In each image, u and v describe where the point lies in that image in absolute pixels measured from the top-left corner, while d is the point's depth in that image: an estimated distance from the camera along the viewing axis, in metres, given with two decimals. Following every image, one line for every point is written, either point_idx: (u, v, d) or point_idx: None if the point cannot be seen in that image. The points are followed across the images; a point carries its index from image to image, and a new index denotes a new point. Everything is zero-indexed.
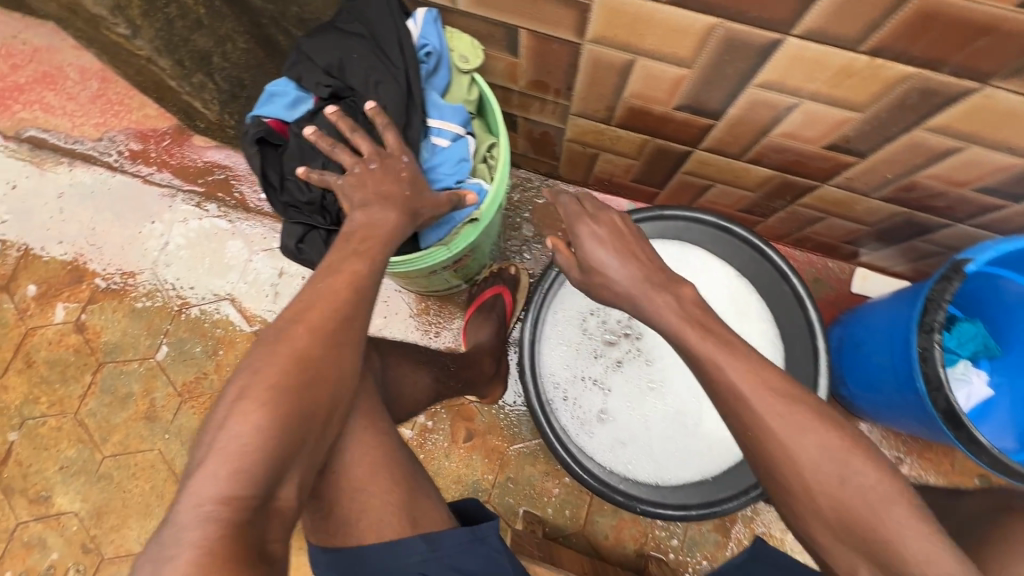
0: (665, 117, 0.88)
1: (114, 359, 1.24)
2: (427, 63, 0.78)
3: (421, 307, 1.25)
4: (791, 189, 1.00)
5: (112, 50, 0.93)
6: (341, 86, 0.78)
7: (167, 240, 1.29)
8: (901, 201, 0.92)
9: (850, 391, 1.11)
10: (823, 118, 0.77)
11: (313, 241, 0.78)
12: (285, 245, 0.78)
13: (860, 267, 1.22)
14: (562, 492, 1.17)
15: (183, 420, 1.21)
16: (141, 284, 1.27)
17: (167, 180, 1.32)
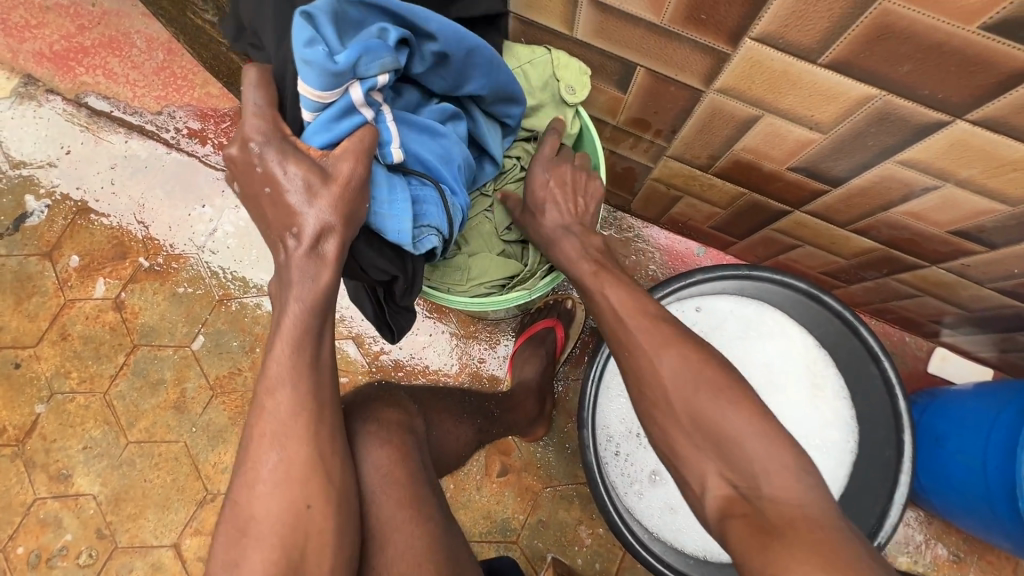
0: (774, 175, 0.81)
1: (149, 342, 1.20)
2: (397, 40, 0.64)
3: (467, 332, 1.20)
4: (891, 264, 0.92)
5: (195, 33, 0.87)
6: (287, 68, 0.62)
7: (217, 226, 1.25)
8: (1019, 296, 0.84)
9: (919, 483, 1.03)
10: (963, 204, 0.69)
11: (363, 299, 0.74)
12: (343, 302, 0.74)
13: (940, 346, 1.14)
14: (594, 542, 1.12)
15: (211, 415, 1.17)
16: (184, 268, 1.23)
17: (223, 163, 1.27)
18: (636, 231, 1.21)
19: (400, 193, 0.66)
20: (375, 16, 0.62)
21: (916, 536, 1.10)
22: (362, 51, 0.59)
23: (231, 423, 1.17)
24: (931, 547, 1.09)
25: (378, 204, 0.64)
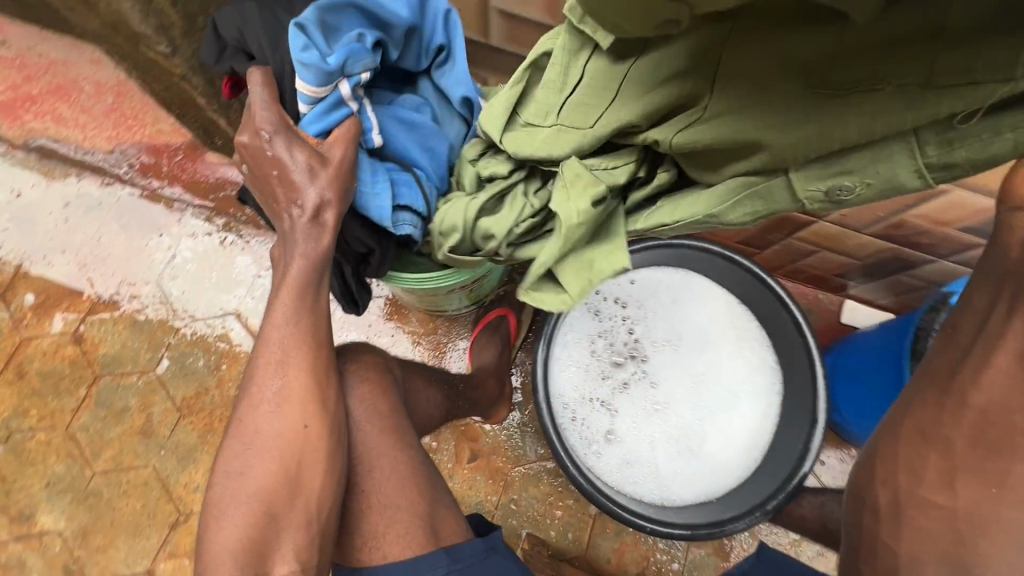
0: None
1: (111, 372, 1.21)
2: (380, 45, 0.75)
3: (429, 327, 1.27)
4: (788, 224, 1.06)
5: (149, 67, 0.95)
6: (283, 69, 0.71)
7: (175, 253, 1.29)
8: (890, 238, 0.99)
9: (843, 418, 1.16)
10: None
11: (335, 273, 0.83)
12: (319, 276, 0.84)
13: (848, 299, 1.29)
14: (565, 513, 1.18)
15: (180, 436, 1.18)
16: (144, 296, 1.26)
17: (178, 194, 1.32)
18: None
19: (381, 176, 0.76)
20: (352, 20, 0.71)
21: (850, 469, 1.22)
22: (350, 54, 0.69)
23: (200, 442, 1.18)
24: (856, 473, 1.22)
25: (363, 185, 0.74)
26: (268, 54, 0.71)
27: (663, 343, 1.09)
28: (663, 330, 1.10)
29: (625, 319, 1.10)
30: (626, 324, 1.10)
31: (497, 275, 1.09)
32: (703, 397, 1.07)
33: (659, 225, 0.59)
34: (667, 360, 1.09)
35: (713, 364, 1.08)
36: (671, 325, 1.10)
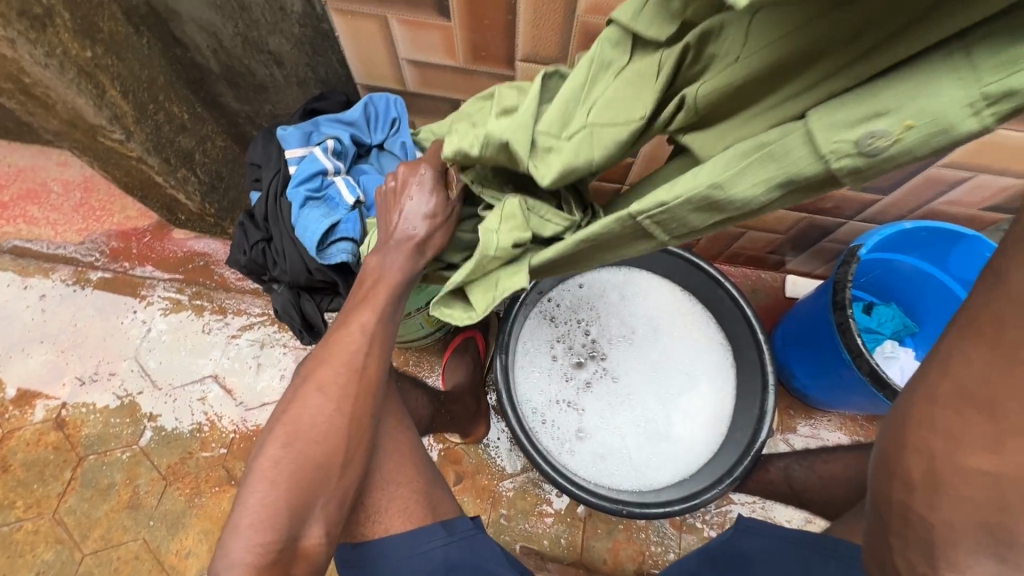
0: None
1: (95, 451, 1.24)
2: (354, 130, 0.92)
3: (402, 359, 1.32)
4: None
5: (109, 155, 1.04)
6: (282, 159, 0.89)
7: (151, 328, 1.35)
8: (800, 208, 1.09)
9: (801, 383, 1.22)
10: None
11: (285, 299, 0.86)
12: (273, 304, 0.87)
13: (788, 274, 1.38)
14: (556, 519, 1.19)
15: (168, 503, 1.20)
16: (122, 372, 1.31)
17: (149, 272, 1.40)
18: None
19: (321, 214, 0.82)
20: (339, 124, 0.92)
21: (821, 432, 1.27)
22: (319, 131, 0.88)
23: (189, 506, 1.20)
24: (826, 434, 1.27)
25: (307, 217, 0.81)
26: (272, 151, 0.90)
27: (618, 338, 1.16)
28: (616, 326, 1.16)
29: (580, 322, 1.16)
30: (580, 326, 1.16)
31: None
32: (663, 381, 1.13)
33: (658, 205, 0.45)
34: (625, 354, 1.15)
35: (667, 350, 1.15)
36: (623, 321, 1.17)
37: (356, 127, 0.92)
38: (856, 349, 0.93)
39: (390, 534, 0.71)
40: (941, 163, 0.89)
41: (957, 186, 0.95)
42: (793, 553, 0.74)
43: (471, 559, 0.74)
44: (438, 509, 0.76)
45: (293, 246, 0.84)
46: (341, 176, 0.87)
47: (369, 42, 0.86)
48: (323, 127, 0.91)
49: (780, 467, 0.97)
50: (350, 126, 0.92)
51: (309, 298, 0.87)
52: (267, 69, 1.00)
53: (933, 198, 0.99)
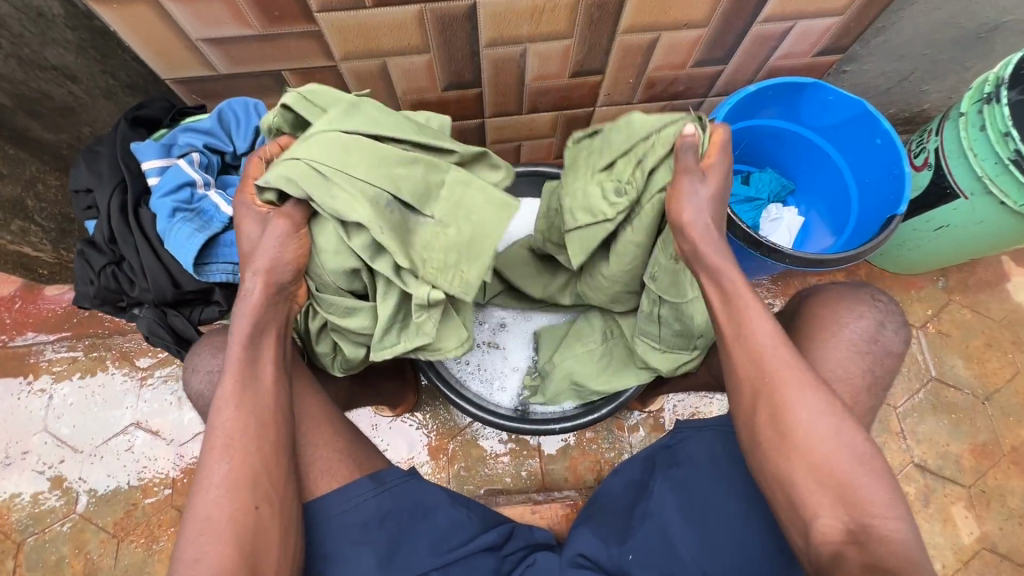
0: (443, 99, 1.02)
1: (33, 532, 1.18)
2: (214, 138, 0.85)
3: None
4: (576, 122, 1.15)
5: None
6: (124, 175, 0.77)
7: (52, 394, 1.27)
8: (656, 98, 1.09)
9: None
10: (551, 52, 0.92)
11: (165, 319, 0.79)
12: (148, 327, 0.79)
13: None
14: (512, 458, 1.23)
15: (127, 558, 1.17)
16: (36, 448, 1.24)
17: (32, 338, 1.30)
18: None
19: (186, 228, 0.75)
20: (189, 133, 0.84)
21: None
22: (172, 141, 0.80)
23: (149, 554, 1.17)
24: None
25: (167, 235, 0.74)
26: (103, 170, 0.78)
27: None
28: None
29: None
30: None
31: None
32: None
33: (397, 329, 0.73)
34: None
35: None
36: None
37: (208, 136, 0.85)
38: (728, 219, 0.96)
39: (328, 507, 0.70)
40: (762, 18, 0.91)
41: (784, 39, 0.96)
42: (713, 436, 0.77)
43: (415, 497, 0.76)
44: (363, 467, 0.75)
45: (158, 268, 0.74)
46: (213, 187, 0.81)
47: (149, 31, 0.79)
48: (178, 139, 0.83)
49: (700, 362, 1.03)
50: (207, 135, 0.84)
51: (193, 314, 0.80)
52: (61, 88, 0.89)
53: (768, 55, 1.00)
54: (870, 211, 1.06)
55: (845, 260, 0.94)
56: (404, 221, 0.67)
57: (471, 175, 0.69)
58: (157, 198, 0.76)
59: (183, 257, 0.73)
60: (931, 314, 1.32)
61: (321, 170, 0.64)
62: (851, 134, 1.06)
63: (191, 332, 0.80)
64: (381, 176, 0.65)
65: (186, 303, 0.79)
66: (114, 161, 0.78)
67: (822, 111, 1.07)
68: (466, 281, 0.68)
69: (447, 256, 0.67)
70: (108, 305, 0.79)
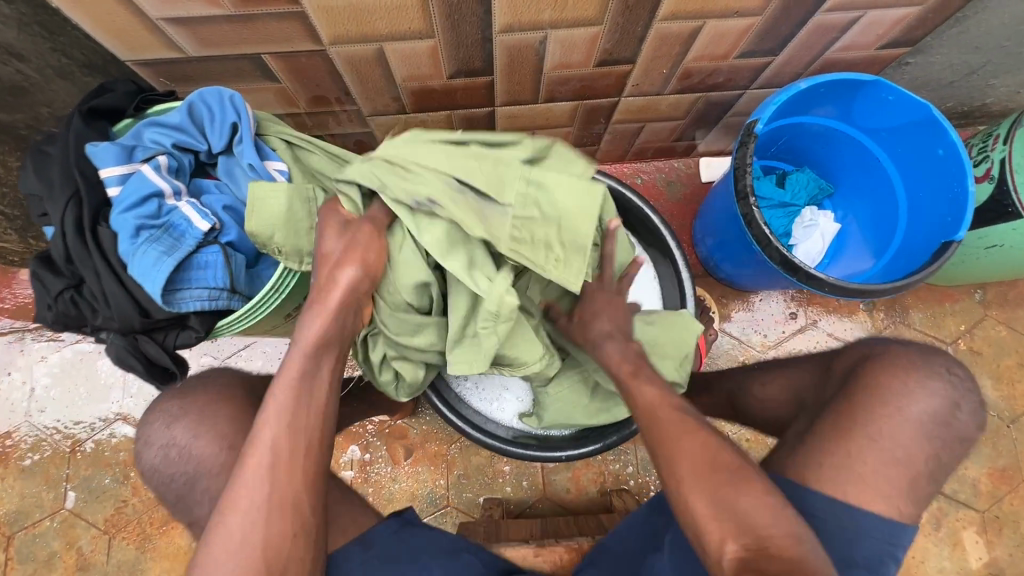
0: (449, 87, 0.89)
1: (22, 526, 1.16)
2: (184, 136, 0.74)
3: None
4: (598, 112, 1.02)
5: None
6: (77, 184, 0.67)
7: (34, 385, 1.21)
8: (690, 89, 0.96)
9: (729, 272, 1.18)
10: (576, 40, 0.79)
11: (135, 348, 0.70)
12: (117, 356, 0.70)
13: (701, 156, 1.29)
14: (514, 467, 1.19)
15: (119, 555, 1.15)
16: (21, 440, 1.19)
17: (9, 325, 1.23)
18: None
19: (151, 251, 0.65)
20: (155, 129, 0.73)
21: (757, 312, 1.26)
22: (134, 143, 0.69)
23: (141, 552, 1.15)
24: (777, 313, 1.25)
25: (130, 258, 0.64)
26: (53, 176, 0.67)
27: None
28: None
29: None
30: None
31: None
32: None
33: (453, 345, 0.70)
34: None
35: None
36: None
37: (177, 133, 0.74)
38: (765, 239, 0.86)
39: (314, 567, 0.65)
40: (826, 7, 0.77)
41: (848, 30, 0.82)
42: None
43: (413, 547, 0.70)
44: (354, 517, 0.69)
45: (121, 296, 0.65)
46: (183, 197, 0.71)
47: (103, 9, 0.67)
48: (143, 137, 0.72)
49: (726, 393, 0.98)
50: (176, 132, 0.73)
51: (167, 341, 0.72)
52: (6, 67, 0.76)
53: (826, 48, 0.87)
54: (919, 229, 0.96)
55: (891, 289, 0.85)
56: (466, 207, 0.64)
57: (567, 149, 0.70)
58: (118, 213, 0.66)
59: (149, 284, 0.64)
60: (964, 329, 1.24)
61: (390, 158, 0.67)
62: (909, 139, 0.93)
63: (166, 360, 0.72)
64: (457, 161, 0.65)
65: (158, 330, 0.71)
66: (66, 165, 0.68)
67: (878, 111, 0.94)
68: (563, 276, 0.65)
69: (535, 235, 0.64)
70: (70, 329, 0.70)
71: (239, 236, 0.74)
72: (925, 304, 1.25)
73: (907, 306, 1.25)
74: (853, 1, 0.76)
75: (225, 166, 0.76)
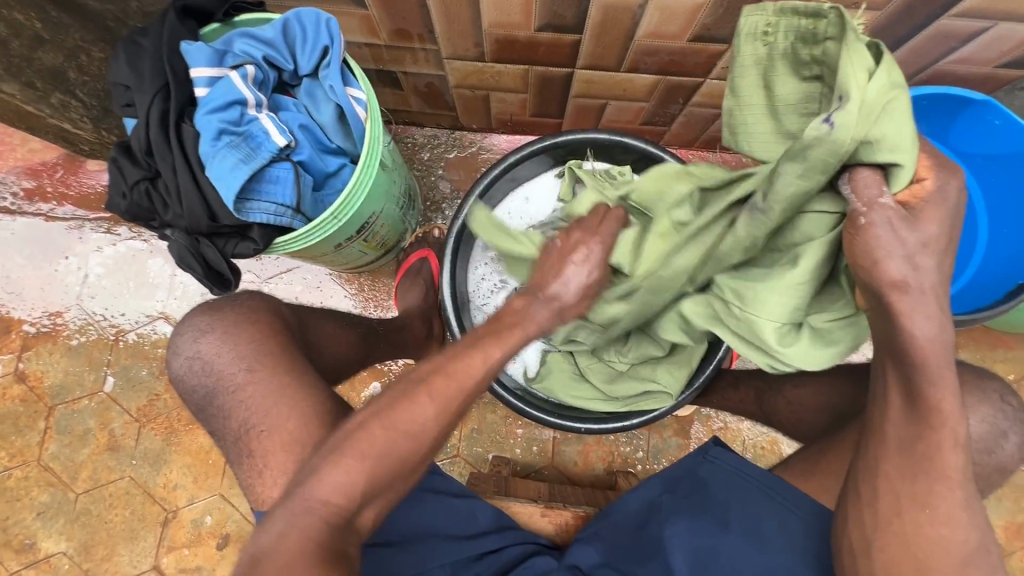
0: (533, 41, 0.87)
1: (63, 400, 1.24)
2: (273, 49, 0.74)
3: (356, 279, 1.24)
4: (678, 90, 0.98)
5: None
6: (168, 80, 0.69)
7: (88, 273, 1.27)
8: None
9: None
10: (677, 9, 0.76)
11: (198, 251, 0.73)
12: (179, 255, 0.73)
13: None
14: (526, 431, 1.20)
15: (146, 443, 1.22)
16: (70, 322, 1.26)
17: (71, 212, 1.28)
18: (478, 143, 1.26)
19: (231, 158, 0.67)
20: (246, 39, 0.73)
21: None
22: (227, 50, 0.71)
23: (167, 444, 1.22)
24: None
25: (210, 162, 0.67)
26: (145, 69, 0.69)
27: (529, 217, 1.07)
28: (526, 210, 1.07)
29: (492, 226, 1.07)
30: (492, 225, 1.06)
31: (393, 218, 1.04)
32: None
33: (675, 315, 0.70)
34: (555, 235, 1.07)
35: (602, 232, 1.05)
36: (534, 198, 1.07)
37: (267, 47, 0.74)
38: None
39: None
40: (953, 12, 0.72)
41: (970, 42, 0.77)
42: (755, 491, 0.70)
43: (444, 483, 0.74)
44: None
45: (194, 198, 0.68)
46: (265, 110, 0.72)
47: None
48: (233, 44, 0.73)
49: (750, 383, 0.94)
50: (265, 44, 0.74)
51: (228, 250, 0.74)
52: None
53: (940, 57, 0.81)
54: (995, 268, 0.91)
55: (953, 323, 0.82)
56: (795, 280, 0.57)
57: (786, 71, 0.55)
58: (202, 116, 0.68)
59: (225, 190, 0.66)
60: (1012, 379, 1.19)
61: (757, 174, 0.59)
62: (1009, 171, 0.88)
63: (226, 267, 0.75)
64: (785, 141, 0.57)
65: (221, 234, 0.73)
66: (159, 59, 0.69)
67: (980, 136, 0.88)
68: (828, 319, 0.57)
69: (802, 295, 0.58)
70: (140, 222, 0.73)
71: (310, 157, 0.76)
72: (977, 346, 1.20)
73: (958, 345, 1.20)
74: (985, 9, 0.70)
75: (309, 86, 0.77)
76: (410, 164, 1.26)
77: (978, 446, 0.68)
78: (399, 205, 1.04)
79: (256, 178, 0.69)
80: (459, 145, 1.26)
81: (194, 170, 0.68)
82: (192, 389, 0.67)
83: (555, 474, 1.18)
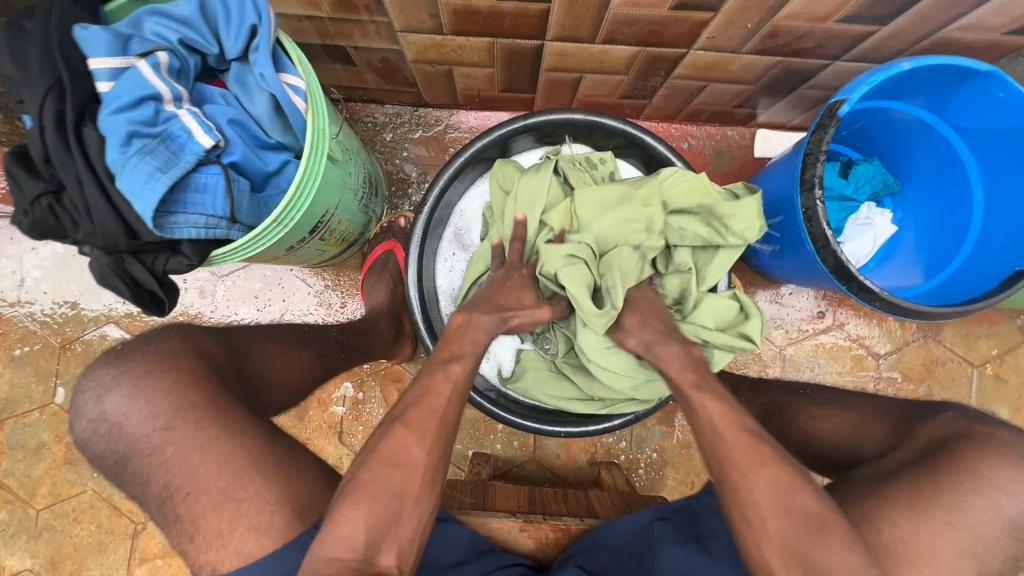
0: (496, 11, 0.77)
1: (11, 414, 1.16)
2: (188, 29, 0.63)
3: (319, 273, 1.16)
4: (660, 62, 0.89)
5: None
6: (62, 71, 0.58)
7: (24, 277, 1.17)
8: (772, 51, 0.83)
9: (763, 258, 1.06)
10: None
11: (123, 271, 0.64)
12: (102, 276, 0.64)
13: (759, 127, 1.14)
14: (506, 426, 1.17)
15: None
16: (9, 330, 1.16)
17: None
18: (445, 121, 1.16)
19: (145, 166, 0.58)
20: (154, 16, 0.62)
21: (785, 304, 1.18)
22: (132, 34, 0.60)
23: None
24: (807, 308, 1.18)
25: (120, 173, 0.57)
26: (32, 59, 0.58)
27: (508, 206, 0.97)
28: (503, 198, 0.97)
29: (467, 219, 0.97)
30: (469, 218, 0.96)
31: (353, 212, 0.96)
32: None
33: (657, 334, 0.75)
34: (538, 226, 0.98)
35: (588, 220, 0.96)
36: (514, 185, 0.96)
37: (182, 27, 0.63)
38: (823, 239, 0.77)
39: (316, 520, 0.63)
40: None
41: (979, 7, 0.70)
42: None
43: None
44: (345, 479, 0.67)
45: (109, 214, 0.59)
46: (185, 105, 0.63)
47: None
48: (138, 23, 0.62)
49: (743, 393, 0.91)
50: (179, 23, 0.62)
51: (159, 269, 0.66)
52: None
53: (945, 24, 0.74)
54: (988, 252, 0.87)
55: (947, 314, 0.78)
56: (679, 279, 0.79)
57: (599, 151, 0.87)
58: (106, 117, 0.58)
59: (140, 204, 0.57)
60: (995, 354, 1.18)
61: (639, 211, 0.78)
62: (1009, 148, 0.82)
63: (159, 287, 0.67)
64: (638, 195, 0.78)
65: (149, 252, 0.65)
66: (46, 44, 0.58)
67: (981, 110, 0.81)
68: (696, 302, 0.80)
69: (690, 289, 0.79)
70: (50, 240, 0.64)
71: (244, 157, 0.67)
72: (962, 322, 1.18)
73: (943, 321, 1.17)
74: None
75: (237, 73, 0.66)
76: (371, 146, 1.15)
77: (970, 453, 0.66)
78: (358, 197, 0.95)
79: (180, 189, 0.60)
80: (424, 124, 1.16)
81: (104, 181, 0.59)
82: (99, 454, 0.63)
83: (537, 468, 1.16)
